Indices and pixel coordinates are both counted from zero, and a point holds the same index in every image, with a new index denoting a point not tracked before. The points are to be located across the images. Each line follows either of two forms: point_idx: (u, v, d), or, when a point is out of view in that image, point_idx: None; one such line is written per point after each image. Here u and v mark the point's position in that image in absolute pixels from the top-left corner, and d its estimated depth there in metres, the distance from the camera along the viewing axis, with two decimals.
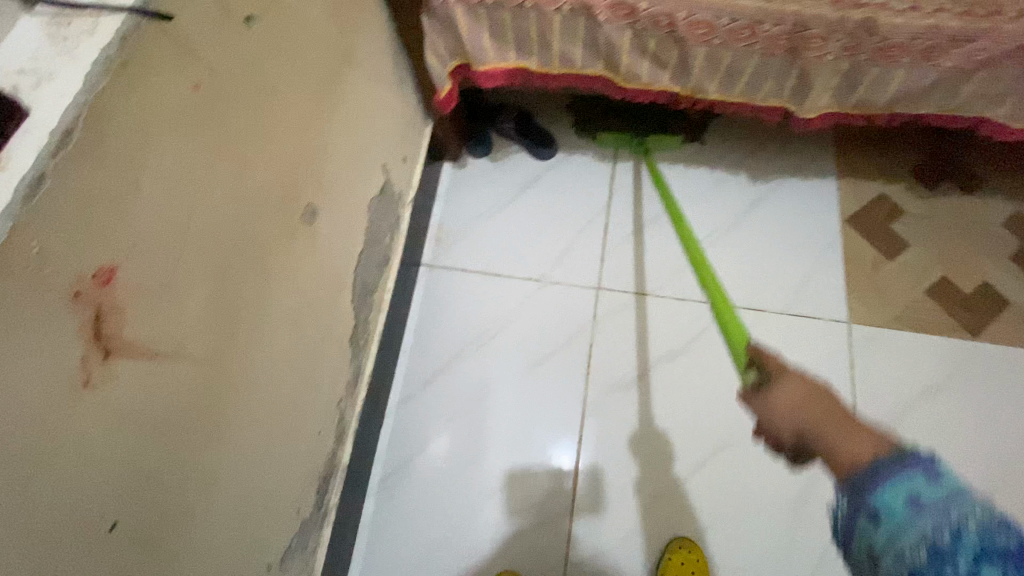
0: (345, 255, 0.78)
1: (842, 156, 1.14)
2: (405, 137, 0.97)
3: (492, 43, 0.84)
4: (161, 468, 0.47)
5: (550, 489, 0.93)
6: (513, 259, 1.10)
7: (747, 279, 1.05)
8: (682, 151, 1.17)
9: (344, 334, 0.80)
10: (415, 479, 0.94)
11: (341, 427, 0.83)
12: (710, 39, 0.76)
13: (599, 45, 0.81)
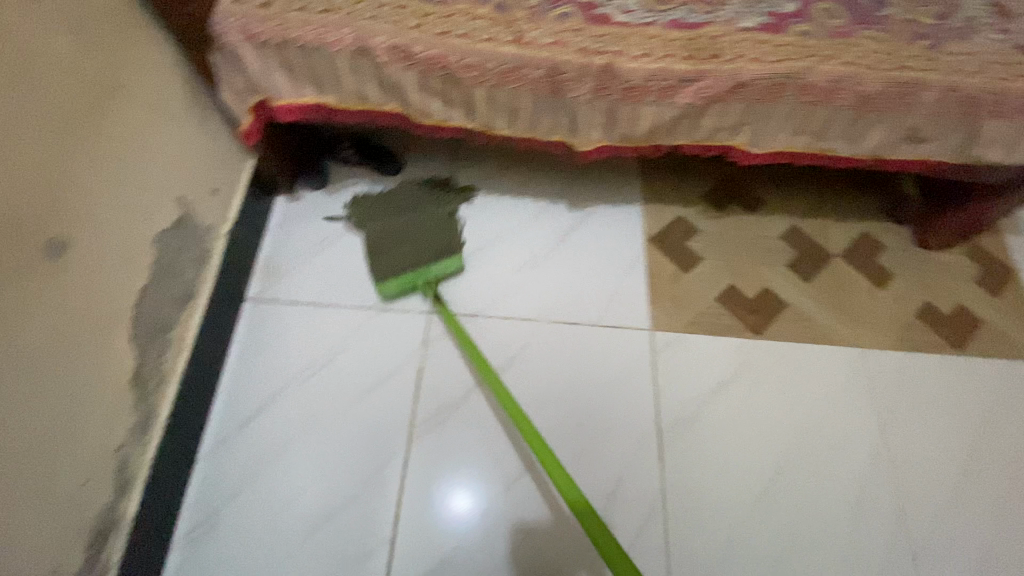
0: (118, 289, 0.75)
1: (649, 185, 1.27)
2: (214, 170, 0.96)
3: (285, 80, 0.86)
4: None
5: (372, 517, 0.93)
6: (343, 289, 1.11)
7: (563, 297, 1.14)
8: (509, 184, 1.25)
9: (120, 374, 0.76)
10: (224, 528, 0.90)
11: (123, 475, 0.78)
12: (483, 80, 0.84)
13: (387, 84, 0.86)
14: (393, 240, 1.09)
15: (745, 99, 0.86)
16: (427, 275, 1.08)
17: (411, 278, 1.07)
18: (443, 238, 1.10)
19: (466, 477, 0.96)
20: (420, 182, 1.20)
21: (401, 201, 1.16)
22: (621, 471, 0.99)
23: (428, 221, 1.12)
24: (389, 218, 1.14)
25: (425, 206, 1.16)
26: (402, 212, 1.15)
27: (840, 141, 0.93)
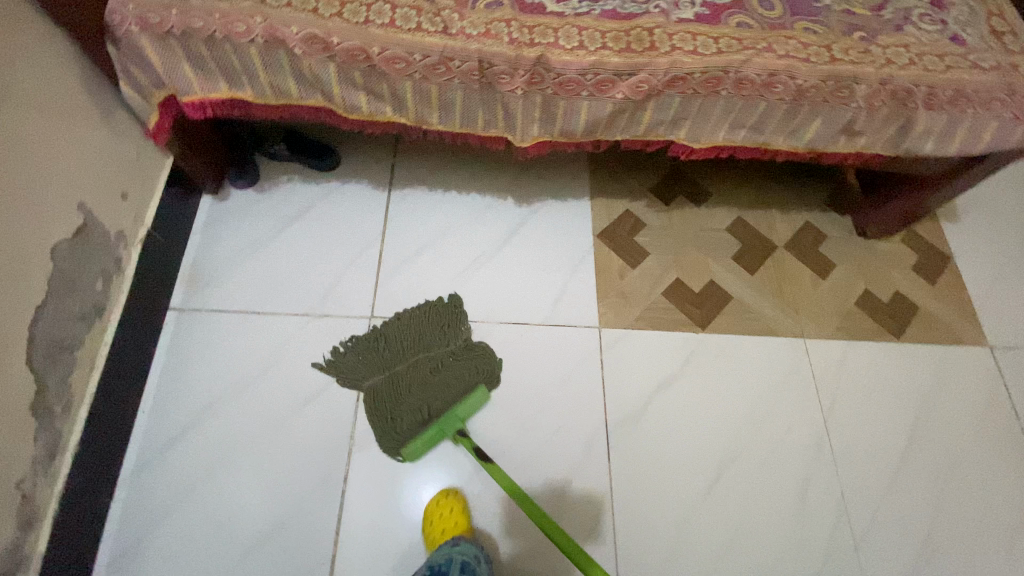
0: (8, 310, 0.68)
1: (596, 178, 1.25)
2: (122, 172, 0.88)
3: (193, 73, 0.79)
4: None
5: (311, 534, 0.89)
6: (278, 295, 1.05)
7: (511, 297, 1.11)
8: (452, 180, 1.21)
9: (16, 403, 0.69)
10: (149, 558, 0.84)
11: (27, 513, 0.71)
12: (411, 73, 0.79)
13: (307, 78, 0.80)
14: (409, 394, 0.97)
15: (684, 93, 0.84)
16: (453, 418, 0.94)
17: (437, 432, 0.93)
18: (452, 390, 0.98)
19: (435, 472, 0.95)
20: (437, 335, 1.03)
21: (414, 364, 1.00)
22: (568, 472, 0.97)
23: (432, 382, 0.98)
24: (398, 376, 0.98)
25: (444, 380, 0.98)
26: (419, 380, 0.98)
27: (778, 134, 0.92)
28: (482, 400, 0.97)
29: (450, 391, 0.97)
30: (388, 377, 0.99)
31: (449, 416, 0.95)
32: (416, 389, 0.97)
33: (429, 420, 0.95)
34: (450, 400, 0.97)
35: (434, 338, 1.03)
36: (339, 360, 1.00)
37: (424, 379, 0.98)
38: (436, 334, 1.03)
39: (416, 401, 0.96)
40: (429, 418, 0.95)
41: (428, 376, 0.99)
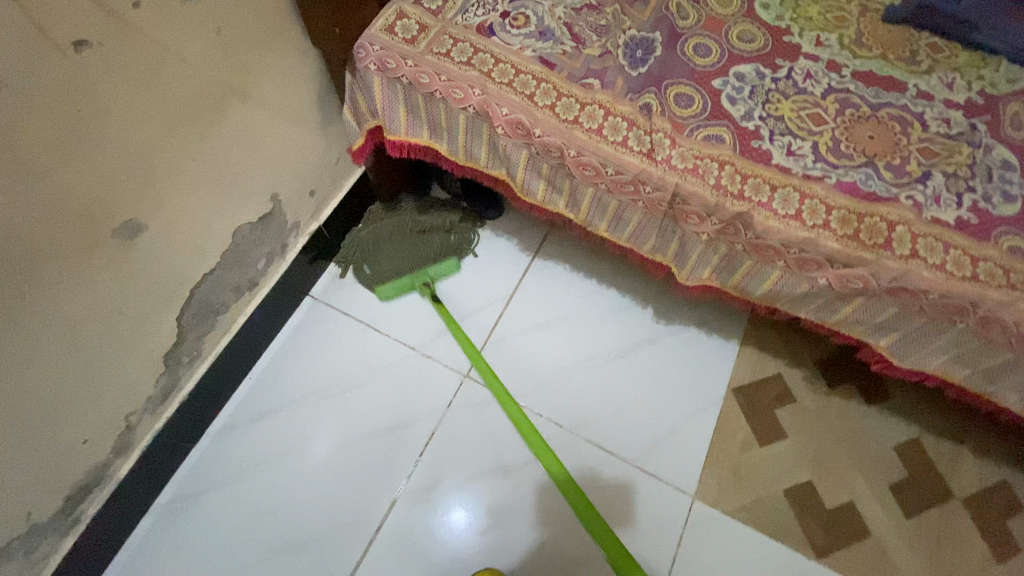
0: (182, 274, 0.78)
1: (756, 325, 1.09)
2: (320, 174, 0.96)
3: (404, 116, 0.84)
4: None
5: (328, 565, 0.89)
6: (397, 320, 1.07)
7: (609, 416, 1.01)
8: (600, 268, 1.14)
9: (157, 347, 0.79)
10: (193, 520, 0.90)
11: (126, 439, 0.81)
12: (598, 182, 0.75)
13: (498, 152, 0.80)
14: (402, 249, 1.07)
15: (904, 305, 0.69)
16: (425, 275, 1.06)
17: (408, 284, 1.06)
18: (426, 254, 1.08)
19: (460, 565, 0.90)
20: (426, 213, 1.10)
21: (404, 228, 1.07)
22: None
23: (416, 241, 1.07)
24: (377, 231, 1.07)
25: (427, 241, 1.08)
26: (395, 233, 1.07)
27: (1015, 391, 0.71)
28: (453, 268, 1.09)
29: (428, 250, 1.08)
30: (370, 242, 1.07)
31: (420, 273, 1.06)
32: (391, 236, 1.07)
33: (394, 255, 1.06)
34: (431, 259, 1.08)
35: (435, 224, 1.10)
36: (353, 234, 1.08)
37: (414, 247, 1.07)
38: (436, 224, 1.10)
39: (396, 263, 1.06)
40: (406, 269, 1.06)
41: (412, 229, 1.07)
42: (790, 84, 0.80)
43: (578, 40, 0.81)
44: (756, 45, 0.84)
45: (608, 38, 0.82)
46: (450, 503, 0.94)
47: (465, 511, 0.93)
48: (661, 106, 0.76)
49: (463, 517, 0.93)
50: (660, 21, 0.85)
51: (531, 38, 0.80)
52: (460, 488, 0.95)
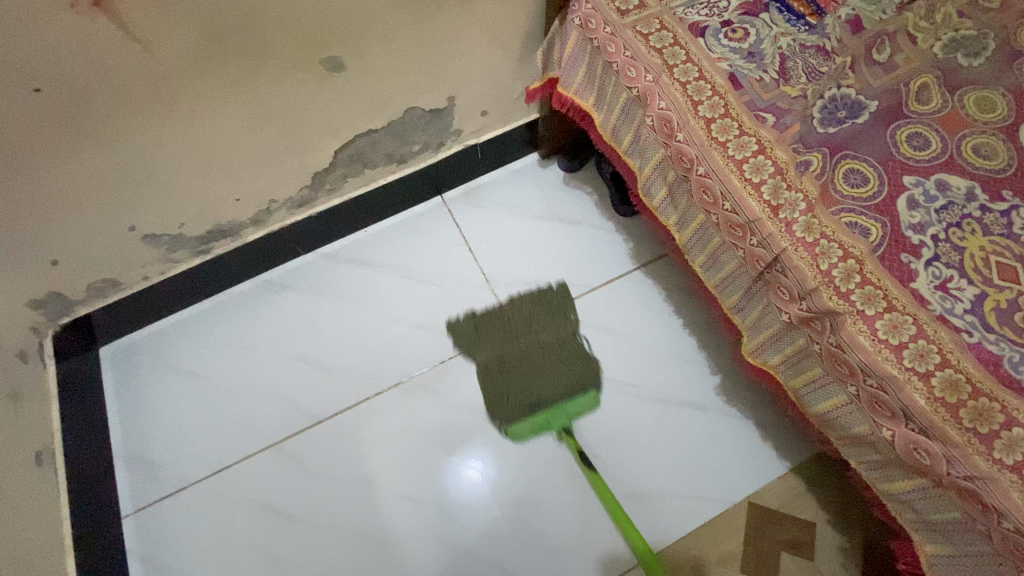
0: (354, 118, 0.94)
1: (819, 463, 0.95)
2: (498, 98, 1.06)
3: (581, 76, 0.88)
4: (70, 92, 0.68)
5: (328, 395, 1.03)
6: (492, 253, 1.16)
7: (612, 444, 0.99)
8: (695, 316, 1.08)
9: (313, 163, 0.98)
10: (271, 303, 1.11)
11: (262, 216, 1.03)
12: (710, 210, 0.72)
13: (640, 142, 0.80)
14: (518, 374, 1.01)
15: (968, 515, 0.56)
16: (564, 419, 0.99)
17: (544, 422, 0.98)
18: (557, 389, 1.00)
19: (417, 468, 0.98)
20: (546, 326, 1.07)
21: (523, 347, 1.04)
22: None
23: (530, 366, 1.02)
24: (507, 347, 1.05)
25: (552, 369, 1.02)
26: (519, 353, 1.03)
27: None
28: (591, 407, 1.01)
29: (556, 383, 1.01)
30: (501, 359, 1.03)
31: (558, 411, 0.99)
32: (504, 344, 1.05)
33: (527, 396, 1.00)
34: (562, 395, 1.00)
35: (544, 327, 1.06)
36: (465, 330, 1.07)
37: (519, 353, 1.03)
38: (525, 303, 1.09)
39: (518, 386, 1.00)
40: (541, 407, 0.99)
41: (541, 359, 1.02)
42: (1003, 222, 0.65)
43: (783, 74, 0.76)
44: (992, 164, 0.69)
45: (814, 85, 0.75)
46: (469, 457, 0.99)
47: (481, 468, 0.98)
48: (822, 172, 0.68)
49: (477, 472, 0.98)
50: (890, 93, 0.75)
51: (735, 50, 0.77)
52: (467, 417, 1.01)
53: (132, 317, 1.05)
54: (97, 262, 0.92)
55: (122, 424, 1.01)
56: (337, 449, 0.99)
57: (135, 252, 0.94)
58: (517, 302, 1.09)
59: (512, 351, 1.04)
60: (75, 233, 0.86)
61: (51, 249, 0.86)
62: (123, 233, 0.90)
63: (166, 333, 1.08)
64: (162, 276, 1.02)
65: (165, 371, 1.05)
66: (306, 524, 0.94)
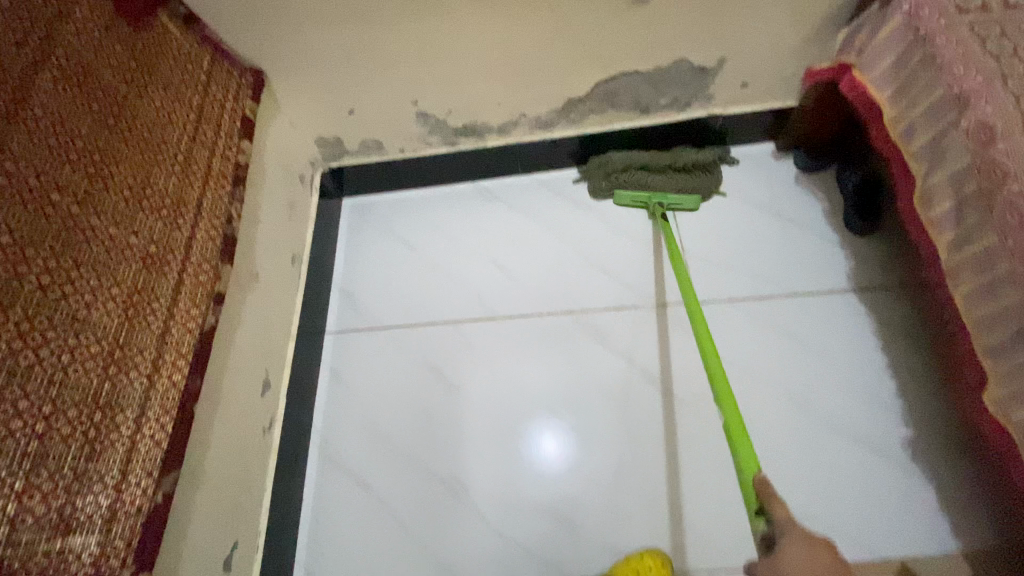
0: (628, 55, 0.99)
1: (1004, 563, 0.83)
2: (766, 75, 1.04)
3: (887, 67, 0.82)
4: None
5: (508, 299, 1.12)
6: (697, 226, 1.14)
7: (764, 448, 0.94)
8: (901, 359, 0.97)
9: (572, 89, 1.05)
10: (481, 207, 1.21)
11: (507, 126, 1.12)
12: (1008, 233, 0.64)
13: (939, 145, 0.74)
14: (639, 172, 1.14)
15: None
16: (662, 200, 1.14)
17: (645, 199, 1.15)
18: (668, 183, 1.13)
19: (563, 391, 1.02)
20: (689, 146, 1.14)
21: (666, 159, 1.13)
22: (570, 536, 0.92)
23: (657, 165, 1.14)
24: (648, 158, 1.14)
25: (676, 171, 1.14)
26: (654, 159, 1.13)
27: None
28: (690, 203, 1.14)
29: (674, 180, 1.13)
30: (632, 161, 1.14)
31: (663, 194, 1.14)
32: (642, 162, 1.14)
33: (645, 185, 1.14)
34: (673, 185, 1.14)
35: (692, 169, 1.14)
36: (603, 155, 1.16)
37: (649, 166, 1.14)
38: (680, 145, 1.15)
39: (639, 176, 1.14)
40: (650, 184, 1.14)
41: (671, 164, 1.13)
42: None
43: None
44: None
45: None
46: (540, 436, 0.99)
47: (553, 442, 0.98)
48: None
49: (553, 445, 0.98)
50: None
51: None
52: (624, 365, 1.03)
53: (376, 181, 1.23)
54: (376, 123, 1.09)
55: (343, 263, 1.19)
56: (502, 346, 1.07)
57: (405, 124, 1.09)
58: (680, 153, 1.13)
59: (643, 164, 1.14)
60: (373, 91, 1.03)
61: (351, 99, 1.04)
62: (404, 104, 1.05)
63: (395, 203, 1.24)
64: (413, 154, 1.17)
65: (383, 232, 1.21)
66: (459, 397, 1.03)
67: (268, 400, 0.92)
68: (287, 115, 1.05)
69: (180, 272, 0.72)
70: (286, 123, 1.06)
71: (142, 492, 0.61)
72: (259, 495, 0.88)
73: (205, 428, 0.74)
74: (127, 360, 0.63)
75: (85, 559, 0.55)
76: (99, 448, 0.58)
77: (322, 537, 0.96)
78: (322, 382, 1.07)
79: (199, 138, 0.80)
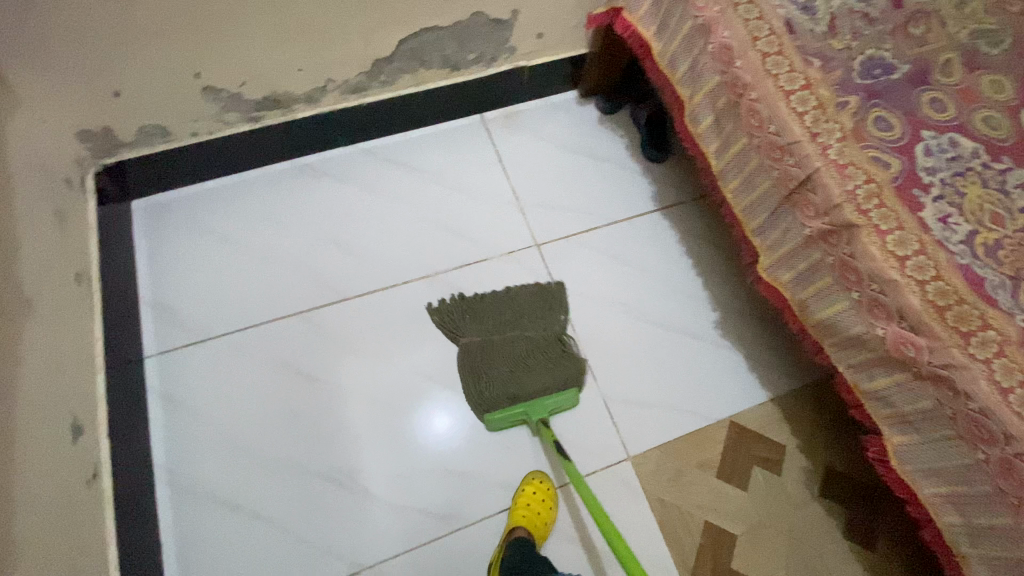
0: (426, 11, 0.99)
1: (793, 397, 1.07)
2: (555, 24, 1.12)
3: (648, 7, 0.95)
4: None
5: (355, 276, 1.07)
6: (523, 174, 1.21)
7: (615, 360, 1.06)
8: (703, 259, 1.16)
9: (377, 50, 1.02)
10: (305, 185, 1.13)
11: (315, 95, 1.06)
12: (754, 134, 0.80)
13: (696, 70, 0.88)
14: (504, 369, 1.01)
15: (938, 402, 0.66)
16: (542, 411, 0.97)
17: (522, 416, 0.98)
18: (536, 385, 1.00)
19: (431, 355, 1.03)
20: (533, 324, 1.06)
21: (518, 356, 1.02)
22: (466, 488, 0.95)
23: (519, 365, 1.02)
24: (495, 350, 1.03)
25: (536, 365, 1.02)
26: (514, 365, 1.01)
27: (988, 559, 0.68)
28: (570, 403, 1.00)
29: (539, 382, 1.00)
30: (487, 358, 1.02)
31: (537, 405, 0.98)
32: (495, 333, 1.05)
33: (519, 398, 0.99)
34: (543, 391, 1.00)
35: (535, 322, 1.06)
36: (458, 354, 1.03)
37: (514, 365, 1.01)
38: (537, 314, 1.07)
39: (500, 386, 0.99)
40: (521, 399, 0.99)
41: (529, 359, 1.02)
42: (999, 179, 0.74)
43: (831, 29, 0.83)
44: (996, 133, 0.78)
45: (858, 43, 0.82)
46: (436, 412, 0.99)
47: (447, 421, 0.99)
48: (856, 112, 0.77)
49: (445, 423, 0.98)
50: (922, 62, 0.82)
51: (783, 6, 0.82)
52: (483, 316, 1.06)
53: (171, 175, 1.07)
54: (155, 105, 0.94)
55: (148, 272, 1.02)
56: (357, 325, 1.03)
57: (193, 102, 0.96)
58: (515, 299, 1.08)
59: (502, 350, 1.03)
60: (143, 69, 0.88)
61: (116, 79, 0.88)
62: (186, 80, 0.92)
63: (200, 196, 1.09)
64: (209, 137, 1.04)
65: (194, 231, 1.07)
66: (323, 386, 0.98)
67: (83, 446, 0.78)
68: (31, 110, 0.85)
69: None
70: (30, 117, 0.86)
71: None
72: (97, 560, 0.75)
73: (7, 497, 0.61)
74: None
75: None
76: None
77: (196, 574, 0.85)
78: (153, 411, 0.93)
79: None
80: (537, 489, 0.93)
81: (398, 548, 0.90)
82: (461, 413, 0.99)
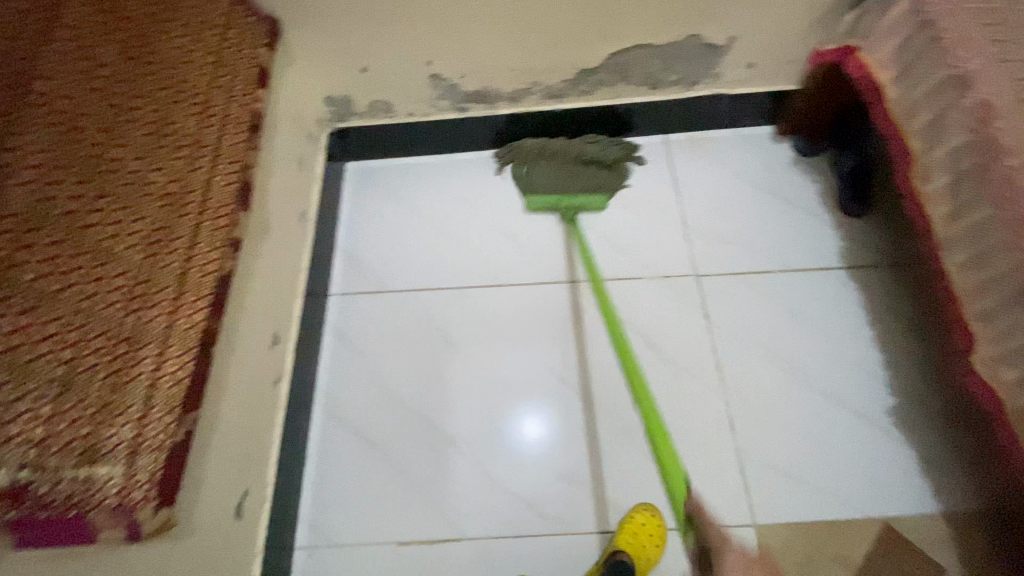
0: (643, 28, 1.01)
1: (973, 519, 0.90)
2: (771, 56, 1.08)
3: (893, 50, 0.87)
4: None
5: (515, 266, 1.13)
6: (699, 201, 1.17)
7: (758, 417, 0.98)
8: (890, 335, 1.03)
9: (587, 59, 1.07)
10: (489, 175, 1.22)
11: (519, 95, 1.13)
12: (1004, 205, 0.69)
13: (942, 123, 0.78)
14: (555, 179, 1.18)
15: None
16: (573, 203, 1.17)
17: (555, 202, 1.17)
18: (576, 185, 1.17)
19: (569, 357, 1.04)
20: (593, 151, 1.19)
21: (569, 163, 1.18)
22: (571, 497, 0.94)
23: (567, 167, 1.18)
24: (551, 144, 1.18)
25: (582, 178, 1.18)
26: (563, 164, 1.17)
27: None
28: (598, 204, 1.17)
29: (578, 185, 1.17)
30: (543, 152, 1.18)
31: (570, 199, 1.17)
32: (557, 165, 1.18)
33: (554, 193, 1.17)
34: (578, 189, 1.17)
35: (594, 151, 1.18)
36: (517, 138, 1.21)
37: (567, 173, 1.17)
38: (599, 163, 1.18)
39: (543, 177, 1.18)
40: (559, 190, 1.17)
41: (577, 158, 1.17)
42: None
43: None
44: None
45: None
46: (525, 418, 1.00)
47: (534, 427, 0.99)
48: None
49: (548, 425, 0.99)
50: None
51: None
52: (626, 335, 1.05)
53: (385, 146, 1.22)
54: (389, 83, 1.08)
55: (348, 223, 1.18)
56: (507, 312, 1.09)
57: (418, 86, 1.09)
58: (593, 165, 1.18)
59: (558, 175, 1.18)
60: (389, 52, 1.02)
61: (365, 56, 1.03)
62: (419, 65, 1.05)
63: (401, 168, 1.24)
64: (421, 118, 1.17)
65: (390, 196, 1.21)
66: (465, 360, 1.05)
67: (277, 353, 0.92)
68: (295, 71, 1.03)
69: (199, 214, 0.71)
70: (299, 78, 1.04)
71: (166, 430, 0.60)
72: (268, 451, 0.88)
73: (222, 380, 0.74)
74: (146, 295, 0.63)
75: (110, 488, 0.55)
76: (122, 380, 0.59)
77: (326, 492, 0.96)
78: (326, 342, 1.07)
79: (218, 82, 0.80)
80: (648, 521, 0.88)
81: (497, 531, 0.93)
82: (580, 421, 0.99)
